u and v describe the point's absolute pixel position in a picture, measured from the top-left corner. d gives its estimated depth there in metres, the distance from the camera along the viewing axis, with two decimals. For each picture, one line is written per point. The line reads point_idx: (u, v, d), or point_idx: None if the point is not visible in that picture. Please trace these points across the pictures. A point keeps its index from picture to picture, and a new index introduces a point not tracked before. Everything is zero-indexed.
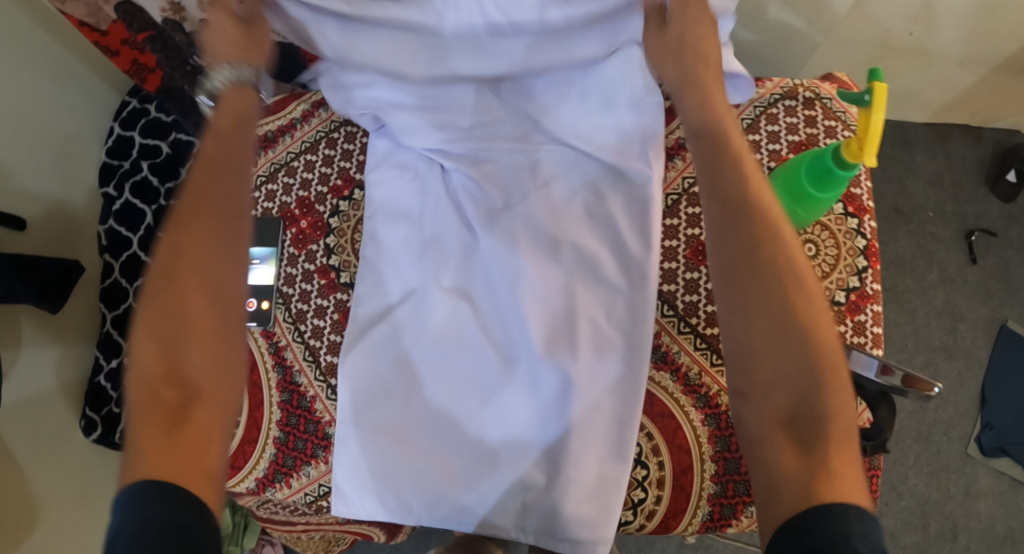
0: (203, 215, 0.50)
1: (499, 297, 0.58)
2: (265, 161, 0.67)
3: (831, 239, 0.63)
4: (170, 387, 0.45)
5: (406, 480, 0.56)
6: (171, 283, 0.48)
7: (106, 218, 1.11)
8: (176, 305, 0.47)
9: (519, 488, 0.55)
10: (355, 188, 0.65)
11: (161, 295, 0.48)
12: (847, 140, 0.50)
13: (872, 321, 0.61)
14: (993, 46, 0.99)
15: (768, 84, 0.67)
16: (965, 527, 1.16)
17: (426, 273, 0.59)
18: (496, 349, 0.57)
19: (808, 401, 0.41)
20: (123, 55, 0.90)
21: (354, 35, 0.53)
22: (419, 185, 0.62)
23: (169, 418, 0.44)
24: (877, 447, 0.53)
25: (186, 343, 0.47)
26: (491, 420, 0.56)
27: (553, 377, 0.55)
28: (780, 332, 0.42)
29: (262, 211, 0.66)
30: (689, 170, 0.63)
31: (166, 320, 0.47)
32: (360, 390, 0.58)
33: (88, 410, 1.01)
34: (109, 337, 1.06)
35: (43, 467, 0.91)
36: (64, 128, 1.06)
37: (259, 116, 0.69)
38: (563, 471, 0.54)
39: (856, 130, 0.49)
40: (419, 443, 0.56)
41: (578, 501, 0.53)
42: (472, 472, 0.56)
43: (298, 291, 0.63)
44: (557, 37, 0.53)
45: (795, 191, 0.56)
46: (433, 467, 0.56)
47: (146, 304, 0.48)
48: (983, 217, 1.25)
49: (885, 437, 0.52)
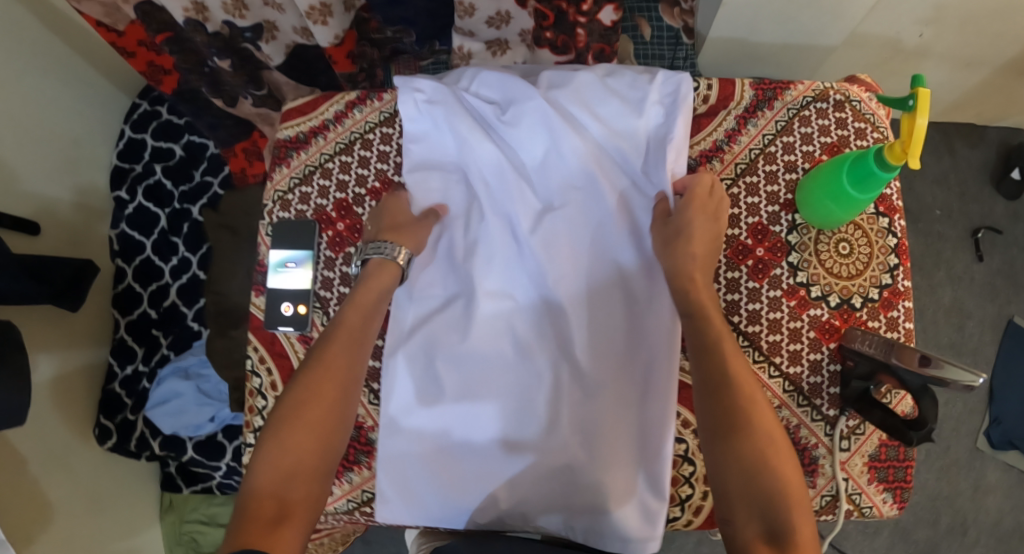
0: (336, 367, 0.54)
1: (540, 298, 0.58)
2: (297, 163, 0.65)
3: (864, 238, 0.63)
4: (270, 499, 0.47)
5: (449, 485, 0.56)
6: (295, 420, 0.51)
7: (116, 222, 1.11)
8: (294, 449, 0.50)
9: (561, 487, 0.55)
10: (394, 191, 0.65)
11: (283, 431, 0.50)
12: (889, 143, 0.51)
13: (903, 317, 0.62)
14: (1003, 47, 1.01)
15: (800, 86, 0.67)
16: (974, 521, 1.18)
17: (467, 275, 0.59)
18: (537, 352, 0.57)
19: (771, 520, 0.43)
20: (139, 56, 0.89)
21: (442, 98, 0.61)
22: (461, 188, 0.62)
23: (263, 527, 0.45)
24: (923, 437, 0.52)
25: (298, 468, 0.50)
26: (532, 423, 0.56)
27: (590, 375, 0.56)
28: (729, 437, 0.47)
29: (294, 214, 0.64)
30: (729, 172, 0.65)
31: (284, 452, 0.50)
32: (401, 394, 0.58)
33: (102, 418, 1.00)
34: (122, 342, 1.07)
35: (58, 474, 0.87)
36: (71, 129, 1.04)
37: (284, 116, 0.67)
38: (604, 468, 0.54)
39: (899, 133, 0.50)
40: (459, 446, 0.57)
41: (619, 500, 0.54)
42: (516, 476, 0.55)
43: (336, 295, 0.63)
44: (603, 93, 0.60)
45: (834, 190, 0.57)
46: (475, 470, 0.56)
47: (271, 430, 0.51)
48: (989, 216, 1.27)
49: (931, 427, 0.52)
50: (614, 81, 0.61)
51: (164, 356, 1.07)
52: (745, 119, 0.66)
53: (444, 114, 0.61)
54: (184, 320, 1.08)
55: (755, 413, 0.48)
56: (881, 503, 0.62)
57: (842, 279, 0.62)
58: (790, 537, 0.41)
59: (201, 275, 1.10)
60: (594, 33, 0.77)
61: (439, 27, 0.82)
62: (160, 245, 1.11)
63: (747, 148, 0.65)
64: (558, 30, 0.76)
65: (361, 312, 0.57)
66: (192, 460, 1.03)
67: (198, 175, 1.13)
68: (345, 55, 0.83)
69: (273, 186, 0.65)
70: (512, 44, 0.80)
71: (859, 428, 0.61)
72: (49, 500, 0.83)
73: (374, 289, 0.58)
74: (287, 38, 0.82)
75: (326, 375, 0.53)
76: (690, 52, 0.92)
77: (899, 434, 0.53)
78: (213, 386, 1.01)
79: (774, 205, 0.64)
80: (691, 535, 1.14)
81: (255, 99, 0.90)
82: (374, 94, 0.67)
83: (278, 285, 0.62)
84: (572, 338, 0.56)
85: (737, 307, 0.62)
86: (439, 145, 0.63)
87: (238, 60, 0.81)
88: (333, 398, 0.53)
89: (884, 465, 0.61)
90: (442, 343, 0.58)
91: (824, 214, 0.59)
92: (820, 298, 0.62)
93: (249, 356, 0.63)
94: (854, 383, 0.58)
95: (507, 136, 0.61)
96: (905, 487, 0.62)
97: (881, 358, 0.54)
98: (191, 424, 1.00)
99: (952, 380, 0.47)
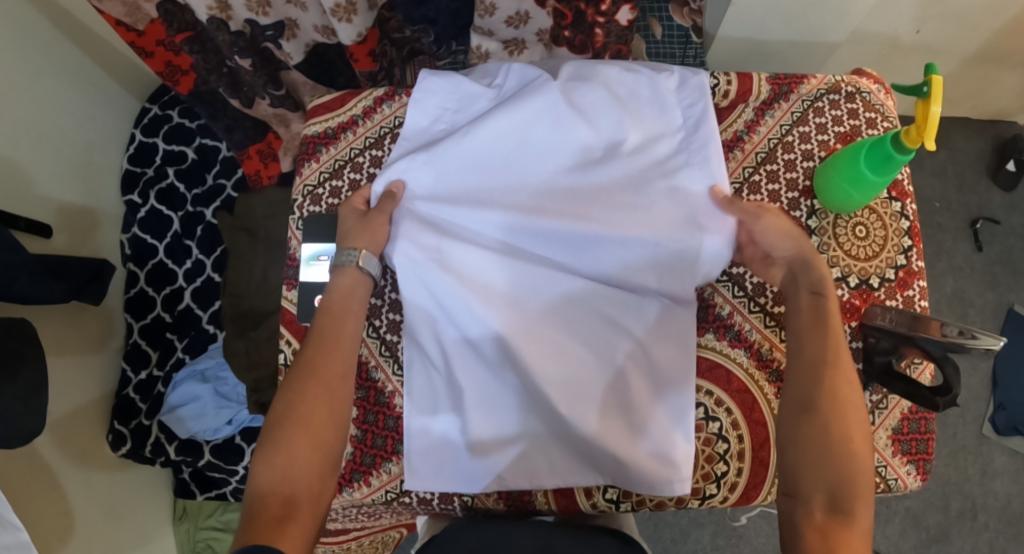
0: (329, 362, 0.54)
1: (572, 278, 0.58)
2: (327, 158, 0.67)
3: (878, 221, 0.65)
4: (276, 496, 0.47)
5: (474, 449, 0.58)
6: (290, 415, 0.51)
7: (128, 226, 1.11)
8: (292, 443, 0.50)
9: (587, 446, 0.57)
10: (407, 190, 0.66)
11: (285, 428, 0.50)
12: (905, 127, 0.52)
13: (919, 296, 0.64)
14: (995, 40, 1.04)
15: (813, 79, 0.67)
16: (983, 506, 1.20)
17: (473, 256, 0.57)
18: (559, 327, 0.57)
19: (834, 496, 0.45)
20: (157, 56, 0.89)
21: (442, 93, 0.66)
22: (466, 162, 0.61)
23: (270, 521, 0.45)
24: (950, 402, 0.53)
25: (299, 462, 0.49)
26: (565, 403, 0.56)
27: (609, 338, 0.58)
28: (807, 416, 0.49)
29: (326, 208, 0.65)
30: (750, 161, 0.65)
31: (285, 448, 0.49)
32: (419, 375, 0.60)
33: (116, 423, 0.99)
34: (136, 347, 1.06)
35: (77, 479, 0.88)
36: (83, 134, 1.04)
37: (313, 113, 0.70)
38: (631, 423, 0.57)
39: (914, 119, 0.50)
40: (477, 424, 0.58)
41: (646, 453, 0.56)
42: (542, 437, 0.58)
43: (387, 300, 0.64)
44: (611, 79, 0.64)
45: (853, 175, 0.58)
46: (502, 434, 0.58)
47: (269, 429, 0.51)
48: (987, 206, 1.30)
49: (956, 392, 0.53)
50: (633, 76, 0.64)
51: (179, 360, 1.07)
52: (762, 110, 0.66)
53: (458, 103, 0.66)
54: (199, 323, 1.08)
55: (845, 400, 0.49)
56: (906, 474, 0.63)
57: (859, 260, 0.64)
58: (850, 516, 0.43)
59: (217, 277, 1.10)
60: (612, 34, 0.78)
61: (458, 28, 0.87)
62: (173, 248, 1.11)
63: (766, 138, 0.66)
64: (576, 30, 0.77)
65: (333, 318, 0.57)
66: (208, 464, 1.01)
67: (212, 178, 1.13)
68: (367, 54, 0.84)
69: (303, 180, 0.67)
70: (530, 43, 0.83)
71: (882, 402, 0.64)
72: (66, 501, 0.84)
73: (347, 295, 0.58)
74: (307, 37, 0.83)
75: (319, 378, 0.53)
76: (699, 50, 0.97)
77: (925, 400, 0.55)
78: (230, 389, 1.01)
79: (793, 191, 0.64)
80: (708, 527, 1.15)
81: (274, 99, 0.93)
82: (401, 91, 0.69)
83: (311, 279, 0.63)
84: (603, 318, 0.58)
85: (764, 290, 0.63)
86: (432, 136, 0.65)
87: (259, 59, 0.84)
88: (327, 390, 0.53)
89: (906, 438, 0.63)
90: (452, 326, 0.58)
91: (843, 198, 0.60)
92: (840, 279, 0.63)
93: (282, 350, 0.63)
94: (877, 357, 0.60)
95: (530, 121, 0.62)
96: (927, 459, 0.63)
97: (904, 332, 0.56)
98: (209, 427, 0.99)
99: (974, 345, 0.50)
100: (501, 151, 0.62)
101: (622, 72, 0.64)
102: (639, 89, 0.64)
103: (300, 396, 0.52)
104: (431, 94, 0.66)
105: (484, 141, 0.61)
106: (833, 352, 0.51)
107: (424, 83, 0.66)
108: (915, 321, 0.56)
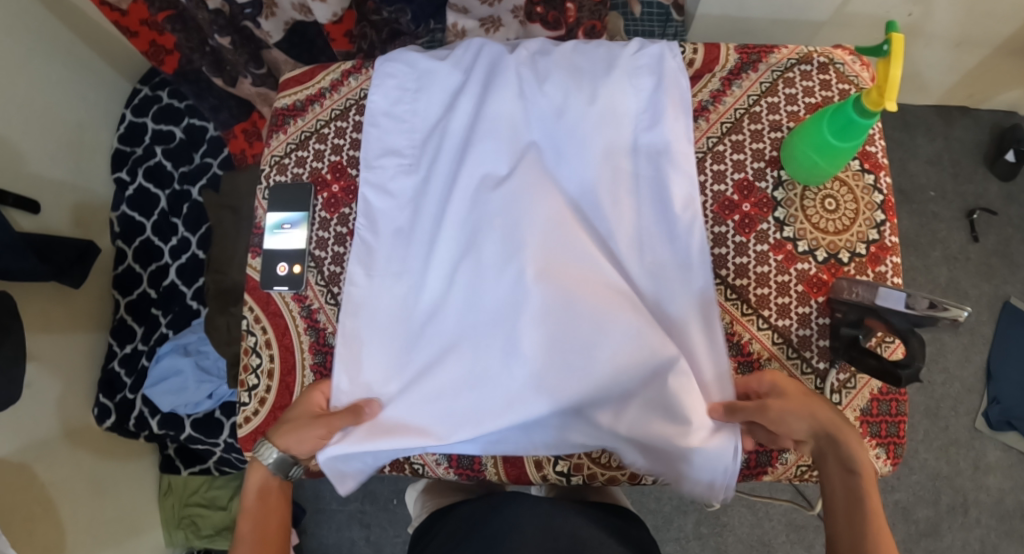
0: (271, 520, 0.54)
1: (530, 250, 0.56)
2: (294, 130, 0.68)
3: (850, 195, 0.61)
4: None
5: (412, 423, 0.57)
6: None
7: (117, 204, 1.13)
8: None
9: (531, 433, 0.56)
10: (345, 179, 0.66)
11: None
12: (866, 90, 0.50)
13: (891, 272, 0.60)
14: (993, 27, 1.01)
15: (784, 50, 0.66)
16: (975, 501, 1.18)
17: (473, 258, 0.57)
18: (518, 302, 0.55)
19: None
20: (142, 36, 0.92)
21: (398, 73, 0.67)
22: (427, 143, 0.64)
23: None
24: (913, 377, 0.49)
25: None
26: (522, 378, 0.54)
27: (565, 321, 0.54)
28: None
29: (291, 177, 0.66)
30: (714, 130, 0.64)
31: None
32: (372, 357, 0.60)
33: (101, 397, 1.03)
34: (122, 322, 1.09)
35: (53, 462, 0.90)
36: (75, 114, 1.06)
37: (284, 86, 0.71)
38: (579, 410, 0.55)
39: (874, 80, 0.48)
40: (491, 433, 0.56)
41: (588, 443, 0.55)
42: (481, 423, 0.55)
43: (347, 269, 0.64)
44: (575, 57, 0.65)
45: (818, 142, 0.56)
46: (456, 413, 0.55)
47: None
48: (983, 197, 1.28)
49: (920, 366, 0.48)
50: (592, 50, 0.65)
51: (163, 334, 1.08)
52: (729, 80, 0.65)
53: (422, 74, 0.67)
54: (183, 300, 1.09)
55: None
56: (876, 459, 0.59)
57: (828, 234, 0.60)
58: None
59: (201, 255, 1.11)
60: (585, 8, 0.81)
61: (435, 7, 0.87)
62: (160, 225, 1.12)
63: (732, 108, 0.65)
64: (548, 6, 0.80)
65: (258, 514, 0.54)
66: (190, 437, 1.03)
67: (198, 157, 1.14)
68: (344, 33, 0.90)
69: (271, 151, 0.68)
70: (505, 21, 0.83)
71: (851, 381, 0.59)
72: (55, 481, 0.90)
73: (254, 490, 0.55)
74: (286, 15, 0.84)
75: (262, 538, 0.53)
76: (680, 28, 0.94)
77: (888, 376, 0.50)
78: (211, 362, 1.01)
79: (759, 162, 0.63)
80: (691, 513, 1.14)
81: (256, 78, 0.95)
82: (368, 64, 0.70)
83: (275, 246, 0.64)
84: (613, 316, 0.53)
85: (725, 261, 0.61)
86: (394, 112, 0.66)
87: (239, 37, 0.86)
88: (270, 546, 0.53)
89: (875, 420, 0.59)
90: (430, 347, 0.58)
91: (809, 166, 0.58)
92: (807, 252, 0.60)
93: (245, 317, 0.65)
94: (844, 331, 0.56)
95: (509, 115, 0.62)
96: (898, 443, 0.59)
97: (868, 302, 0.52)
98: (190, 402, 0.99)
99: (939, 315, 0.46)
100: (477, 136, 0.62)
101: (579, 45, 0.66)
102: (603, 64, 0.64)
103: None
104: (386, 64, 0.67)
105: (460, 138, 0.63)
106: (882, 546, 0.43)
107: (382, 69, 0.67)
108: (879, 293, 0.51)
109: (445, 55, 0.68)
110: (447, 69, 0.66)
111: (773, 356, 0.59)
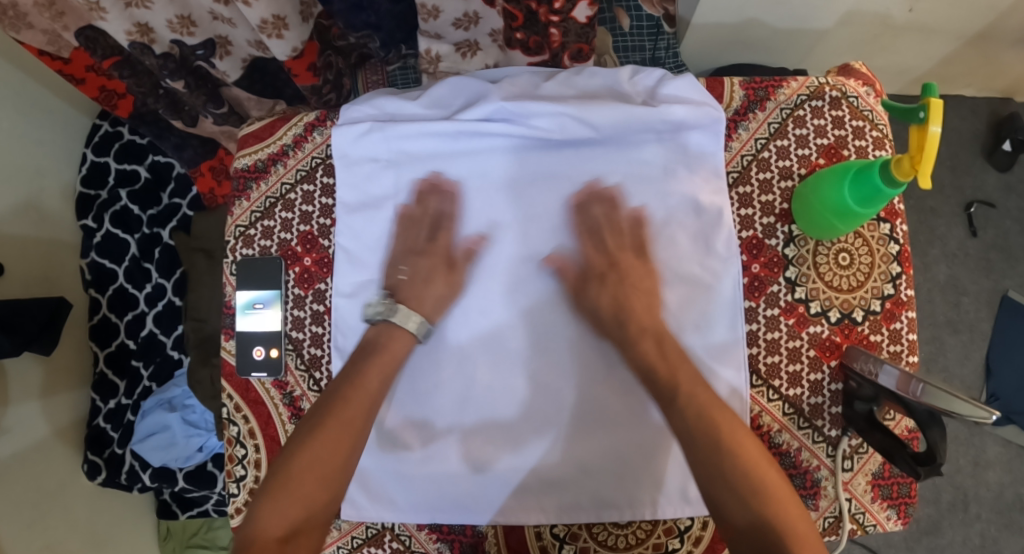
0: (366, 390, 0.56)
1: (519, 302, 0.60)
2: (258, 196, 0.64)
3: (865, 247, 0.59)
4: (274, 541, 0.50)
5: (436, 469, 0.60)
6: (297, 484, 0.52)
7: (85, 251, 1.07)
8: (303, 484, 0.52)
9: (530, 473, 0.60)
10: (322, 253, 0.64)
11: (302, 467, 0.52)
12: (897, 156, 0.46)
13: (907, 328, 0.59)
14: (1006, 14, 0.95)
15: (793, 84, 0.62)
16: (975, 497, 1.19)
17: (475, 312, 0.61)
18: (517, 354, 0.60)
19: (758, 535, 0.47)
20: (89, 82, 0.87)
21: (363, 112, 0.62)
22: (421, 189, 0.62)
23: None
24: (932, 472, 0.49)
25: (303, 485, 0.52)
26: (524, 423, 0.60)
27: (555, 368, 0.60)
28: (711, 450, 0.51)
29: (259, 251, 0.64)
30: (735, 165, 0.61)
31: (296, 486, 0.51)
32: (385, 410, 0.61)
33: (89, 454, 0.99)
34: (103, 376, 1.05)
35: (47, 527, 0.88)
36: (32, 161, 0.99)
37: (241, 142, 0.66)
38: (572, 452, 0.60)
39: (909, 148, 0.45)
40: (502, 474, 0.60)
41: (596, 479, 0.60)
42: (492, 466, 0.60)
43: (327, 352, 0.63)
44: (567, 87, 0.62)
45: (838, 206, 0.53)
46: (467, 461, 0.60)
47: (279, 476, 0.52)
48: (981, 189, 1.25)
49: (940, 462, 0.48)
50: (586, 78, 0.62)
51: (147, 388, 1.06)
52: (736, 122, 0.61)
53: (395, 112, 0.62)
54: (164, 349, 1.07)
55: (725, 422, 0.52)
56: (886, 519, 0.59)
57: (842, 292, 0.59)
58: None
59: (177, 301, 1.08)
60: (571, 32, 0.72)
61: (405, 32, 0.80)
62: (133, 271, 1.08)
63: (739, 154, 0.61)
64: (530, 31, 0.72)
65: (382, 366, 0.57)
66: (183, 488, 1.02)
67: (167, 198, 1.10)
68: (307, 68, 0.82)
69: (235, 221, 0.64)
70: (483, 45, 0.78)
71: (863, 447, 0.59)
72: (53, 544, 0.87)
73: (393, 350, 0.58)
74: (243, 52, 0.80)
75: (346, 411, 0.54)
76: (672, 41, 0.87)
77: (906, 467, 0.50)
78: (198, 416, 0.96)
79: (769, 217, 0.60)
80: None
81: (216, 118, 0.90)
82: (334, 114, 0.65)
83: (248, 328, 0.63)
84: (603, 363, 0.60)
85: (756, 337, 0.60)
86: (362, 154, 0.61)
87: (193, 79, 0.80)
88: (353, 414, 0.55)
89: (887, 482, 0.59)
90: (436, 386, 0.60)
91: (826, 227, 0.55)
92: (820, 314, 0.59)
93: (226, 404, 0.64)
94: (858, 404, 0.56)
95: (506, 164, 0.61)
96: (909, 502, 0.59)
97: (889, 388, 0.51)
98: (180, 456, 0.96)
99: (962, 417, 0.44)
100: (465, 185, 0.61)
101: (575, 75, 0.62)
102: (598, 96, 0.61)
103: (309, 462, 0.52)
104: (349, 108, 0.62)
105: (453, 179, 0.61)
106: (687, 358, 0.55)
107: (349, 113, 0.62)
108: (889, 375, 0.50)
109: (420, 93, 0.63)
110: (423, 111, 0.62)
111: (784, 428, 0.59)
